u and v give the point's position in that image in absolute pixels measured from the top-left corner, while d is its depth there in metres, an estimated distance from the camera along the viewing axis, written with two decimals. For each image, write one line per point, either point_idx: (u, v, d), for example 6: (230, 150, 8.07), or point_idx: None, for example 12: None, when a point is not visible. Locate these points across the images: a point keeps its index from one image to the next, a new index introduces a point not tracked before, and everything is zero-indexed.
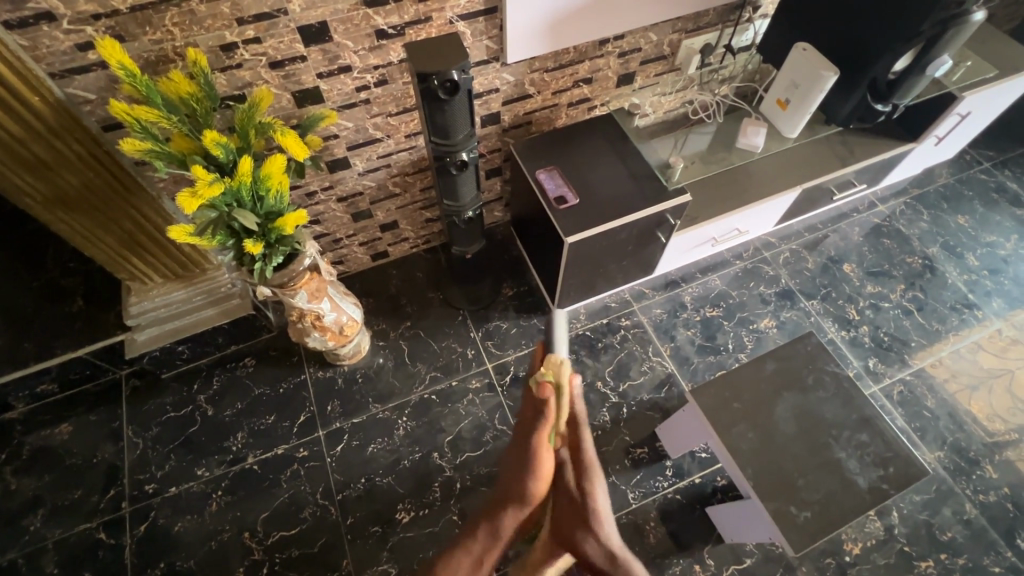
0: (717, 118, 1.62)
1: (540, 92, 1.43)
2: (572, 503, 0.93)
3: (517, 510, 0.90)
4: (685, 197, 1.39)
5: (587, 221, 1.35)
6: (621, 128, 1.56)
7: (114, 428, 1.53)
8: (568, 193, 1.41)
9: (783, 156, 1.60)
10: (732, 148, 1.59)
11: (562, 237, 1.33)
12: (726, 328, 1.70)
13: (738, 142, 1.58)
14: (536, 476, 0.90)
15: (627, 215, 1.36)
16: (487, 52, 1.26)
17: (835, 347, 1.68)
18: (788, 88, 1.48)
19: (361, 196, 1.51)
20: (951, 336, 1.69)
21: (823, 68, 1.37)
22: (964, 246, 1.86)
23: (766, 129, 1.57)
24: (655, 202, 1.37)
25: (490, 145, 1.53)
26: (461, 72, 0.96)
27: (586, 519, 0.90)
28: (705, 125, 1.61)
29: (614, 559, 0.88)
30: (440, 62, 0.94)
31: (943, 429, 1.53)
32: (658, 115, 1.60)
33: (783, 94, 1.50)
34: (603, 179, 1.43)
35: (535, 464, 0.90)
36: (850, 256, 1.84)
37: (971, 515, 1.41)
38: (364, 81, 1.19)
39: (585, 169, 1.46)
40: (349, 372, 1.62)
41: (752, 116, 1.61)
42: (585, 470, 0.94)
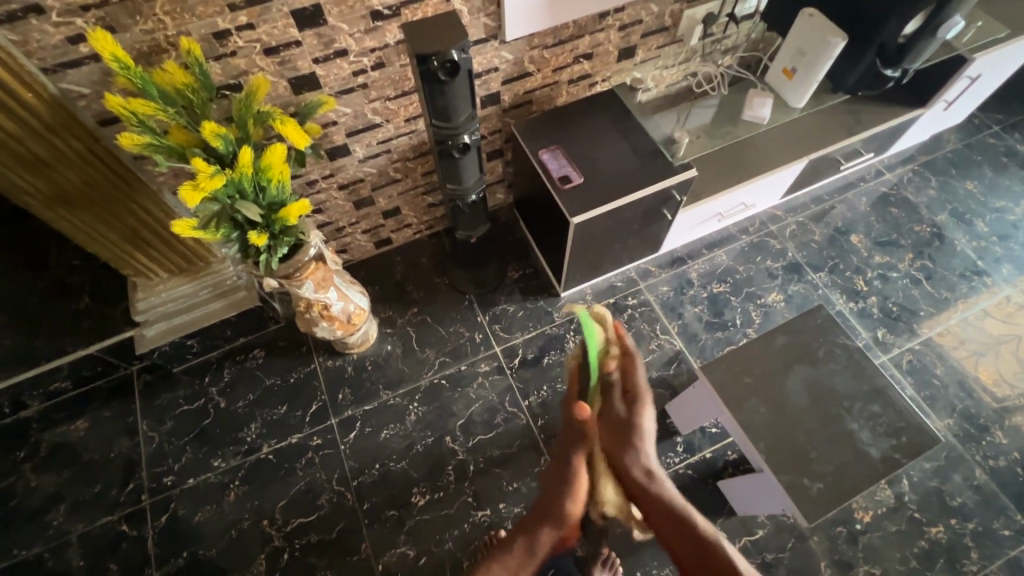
0: (722, 90, 1.59)
1: (540, 70, 1.41)
2: (619, 422, 1.19)
3: (553, 529, 1.16)
4: (689, 173, 1.37)
5: (592, 200, 1.34)
6: (623, 104, 1.53)
7: (129, 423, 1.54)
8: (571, 172, 1.38)
9: (790, 126, 1.57)
10: (736, 122, 1.56)
11: (570, 218, 1.31)
12: (734, 303, 1.70)
13: (742, 115, 1.56)
14: (572, 497, 1.17)
15: (631, 193, 1.34)
16: (485, 30, 1.23)
17: (844, 319, 1.67)
18: (794, 56, 1.45)
19: (361, 183, 1.49)
20: (961, 304, 1.68)
21: (830, 35, 1.34)
22: (973, 212, 1.84)
23: (772, 100, 1.54)
24: (659, 179, 1.35)
25: (490, 126, 1.51)
26: (462, 51, 0.93)
27: (630, 438, 1.17)
28: (710, 98, 1.58)
29: (654, 477, 1.14)
30: (437, 42, 0.92)
31: (953, 397, 1.53)
32: (659, 90, 1.57)
33: (790, 63, 1.47)
34: (609, 157, 1.41)
35: (574, 484, 1.17)
36: (857, 227, 1.82)
37: (981, 480, 1.42)
38: (361, 65, 1.17)
39: (589, 147, 1.43)
40: (358, 360, 1.63)
41: (758, 87, 1.58)
42: (632, 396, 1.21)
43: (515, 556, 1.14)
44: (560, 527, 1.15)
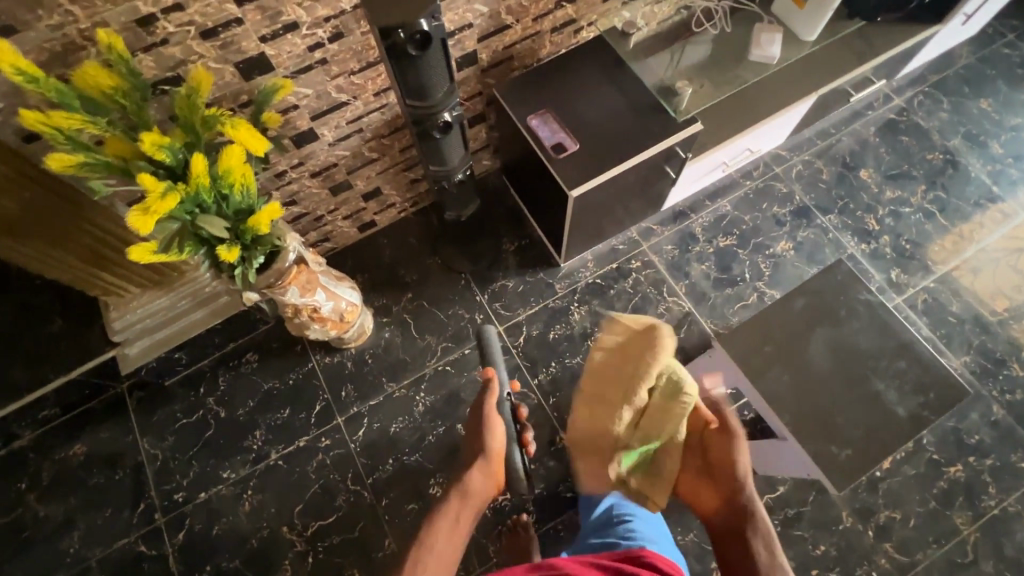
0: (722, 27, 1.43)
1: (518, 21, 1.26)
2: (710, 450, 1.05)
3: (482, 467, 1.06)
4: (693, 126, 1.26)
5: (590, 167, 1.22)
6: (613, 52, 1.38)
7: (128, 443, 1.49)
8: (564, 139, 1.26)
9: (798, 59, 1.42)
10: (743, 62, 1.39)
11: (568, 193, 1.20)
12: (742, 256, 1.62)
13: (749, 56, 1.39)
14: (481, 469, 1.06)
15: (632, 157, 1.23)
16: None
17: (856, 262, 1.60)
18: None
19: (335, 168, 1.36)
20: (976, 235, 1.61)
21: None
22: (986, 133, 1.74)
23: (780, 36, 1.38)
24: (661, 138, 1.23)
25: (469, 90, 1.38)
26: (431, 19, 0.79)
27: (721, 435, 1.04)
28: (711, 32, 1.43)
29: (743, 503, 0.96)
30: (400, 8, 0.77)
31: (969, 333, 1.50)
32: (651, 30, 1.41)
33: None
34: (604, 115, 1.28)
35: (487, 453, 1.10)
36: (866, 161, 1.72)
37: (998, 416, 1.41)
38: (316, 38, 1.02)
39: (580, 105, 1.30)
40: (358, 354, 1.56)
41: (763, 20, 1.42)
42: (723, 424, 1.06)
43: (454, 505, 0.98)
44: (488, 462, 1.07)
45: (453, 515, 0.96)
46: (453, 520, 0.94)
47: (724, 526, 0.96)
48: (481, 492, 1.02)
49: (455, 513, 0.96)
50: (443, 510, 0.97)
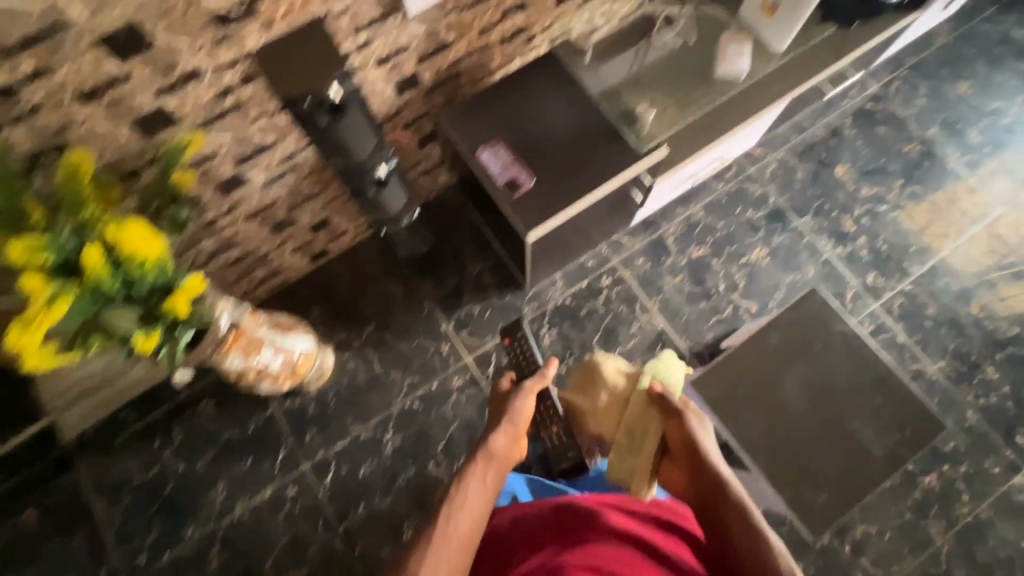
0: (689, 39, 1.33)
1: (462, 37, 1.14)
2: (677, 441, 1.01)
3: (507, 428, 1.03)
4: (657, 153, 1.17)
5: (548, 202, 1.12)
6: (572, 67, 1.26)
7: (82, 506, 1.41)
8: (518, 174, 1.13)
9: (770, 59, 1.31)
10: (708, 78, 1.30)
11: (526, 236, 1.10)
12: (716, 267, 1.56)
13: (713, 73, 1.30)
14: (506, 430, 1.03)
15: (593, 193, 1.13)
16: (378, 5, 0.94)
17: (832, 267, 1.55)
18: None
19: (273, 207, 1.24)
20: (953, 232, 1.56)
21: None
22: (964, 120, 1.67)
23: (748, 47, 1.27)
24: (625, 167, 1.14)
25: (414, 112, 1.25)
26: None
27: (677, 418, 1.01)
28: (677, 41, 1.33)
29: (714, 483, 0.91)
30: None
31: (944, 337, 1.47)
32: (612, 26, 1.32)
33: None
34: (562, 139, 1.17)
35: (514, 415, 1.07)
36: (842, 156, 1.65)
37: (972, 422, 1.40)
38: (225, 84, 0.89)
39: (535, 127, 1.18)
40: (320, 395, 1.49)
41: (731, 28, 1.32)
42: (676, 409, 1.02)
43: (480, 466, 0.96)
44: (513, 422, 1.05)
45: (480, 476, 0.94)
46: (478, 481, 0.93)
47: (698, 500, 0.92)
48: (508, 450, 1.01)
49: (482, 475, 0.94)
50: (470, 475, 0.94)
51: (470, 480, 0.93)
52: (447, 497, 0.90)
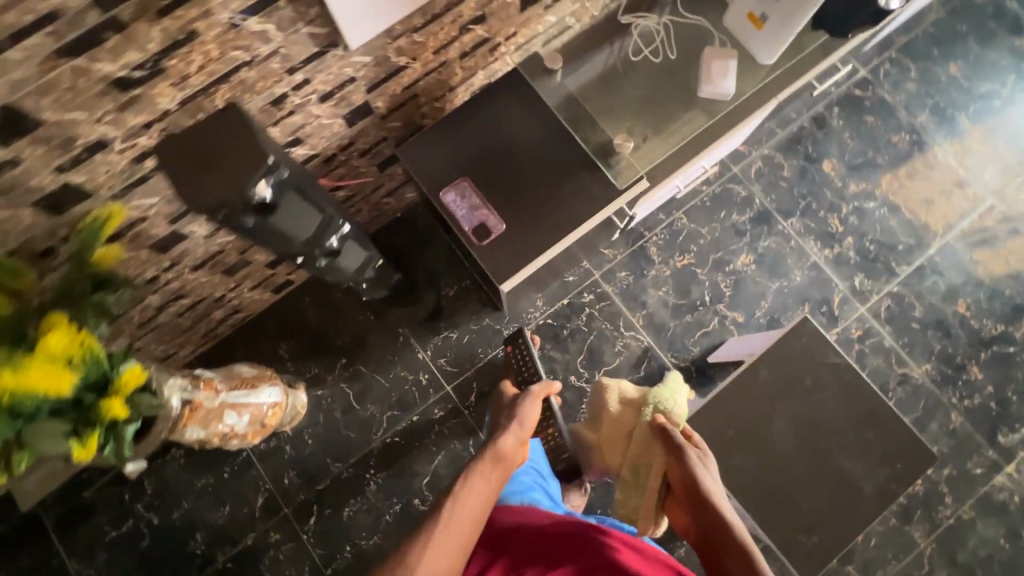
0: (670, 53, 1.23)
1: (416, 58, 1.01)
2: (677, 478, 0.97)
3: (516, 433, 0.99)
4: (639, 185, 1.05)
5: (520, 247, 0.99)
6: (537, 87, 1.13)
7: (54, 567, 1.35)
8: (488, 217, 1.00)
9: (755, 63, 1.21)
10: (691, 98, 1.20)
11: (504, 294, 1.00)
12: (701, 277, 1.50)
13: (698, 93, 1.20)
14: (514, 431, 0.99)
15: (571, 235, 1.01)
16: (314, 41, 0.81)
17: (819, 271, 1.50)
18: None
19: (222, 254, 1.13)
20: (941, 228, 1.52)
21: None
22: (954, 105, 1.59)
23: (732, 65, 1.17)
24: (601, 208, 1.00)
25: (370, 140, 1.13)
26: (275, 163, 0.69)
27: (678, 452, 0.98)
28: (654, 58, 1.22)
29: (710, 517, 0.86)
30: (239, 171, 0.67)
31: (931, 339, 1.45)
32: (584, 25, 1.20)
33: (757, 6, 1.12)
34: (534, 170, 1.02)
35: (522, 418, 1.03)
36: (830, 150, 1.56)
37: (957, 424, 1.40)
38: (140, 147, 0.77)
39: (503, 158, 1.02)
40: (296, 436, 1.42)
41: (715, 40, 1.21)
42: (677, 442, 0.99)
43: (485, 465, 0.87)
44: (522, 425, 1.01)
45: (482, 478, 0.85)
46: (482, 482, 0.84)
47: (702, 538, 0.84)
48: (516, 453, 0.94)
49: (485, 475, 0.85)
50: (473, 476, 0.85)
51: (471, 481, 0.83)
52: (449, 493, 0.81)
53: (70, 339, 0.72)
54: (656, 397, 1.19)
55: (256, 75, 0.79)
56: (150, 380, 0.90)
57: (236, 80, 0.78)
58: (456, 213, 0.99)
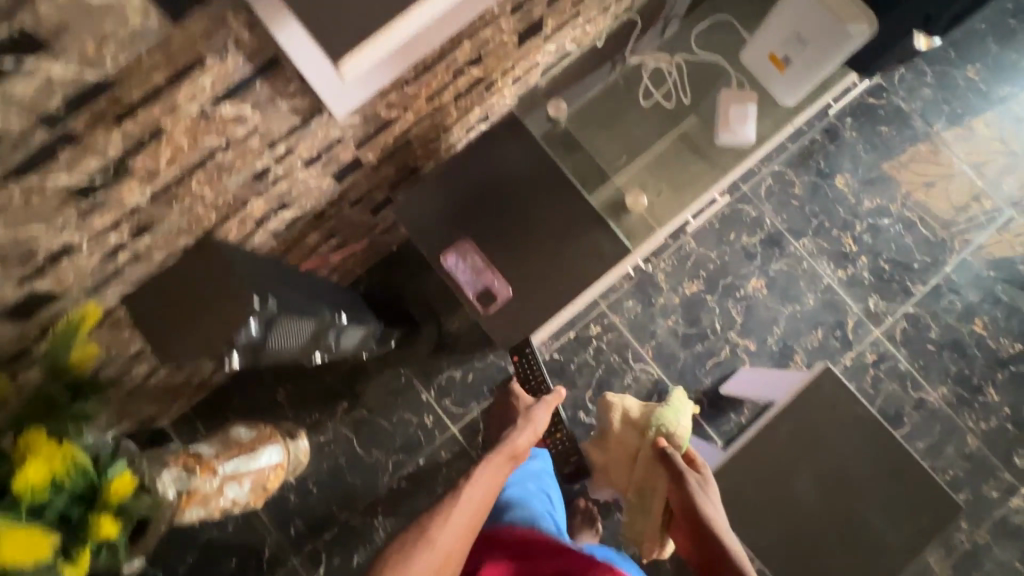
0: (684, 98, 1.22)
1: (408, 109, 0.92)
2: (677, 505, 1.01)
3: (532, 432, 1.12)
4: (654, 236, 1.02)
5: (537, 311, 0.96)
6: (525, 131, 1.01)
7: None
8: (493, 282, 0.95)
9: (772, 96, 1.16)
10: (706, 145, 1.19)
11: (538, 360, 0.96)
12: (711, 304, 1.45)
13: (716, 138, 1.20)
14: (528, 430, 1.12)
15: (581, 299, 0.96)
16: (295, 114, 0.72)
17: (832, 293, 1.45)
18: (787, 42, 1.09)
19: None
20: (958, 243, 1.46)
21: (848, 24, 0.98)
22: (972, 111, 1.52)
23: (752, 109, 1.16)
24: (616, 264, 0.94)
25: (361, 190, 1.05)
26: (262, 301, 0.68)
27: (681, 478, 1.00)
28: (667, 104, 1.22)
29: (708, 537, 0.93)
30: (223, 319, 0.66)
31: (946, 361, 1.42)
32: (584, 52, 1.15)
33: (780, 49, 1.10)
34: (540, 228, 0.96)
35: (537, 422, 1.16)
36: (843, 164, 1.50)
37: (972, 448, 1.38)
38: (110, 244, 0.70)
39: (509, 216, 0.97)
40: (300, 484, 1.38)
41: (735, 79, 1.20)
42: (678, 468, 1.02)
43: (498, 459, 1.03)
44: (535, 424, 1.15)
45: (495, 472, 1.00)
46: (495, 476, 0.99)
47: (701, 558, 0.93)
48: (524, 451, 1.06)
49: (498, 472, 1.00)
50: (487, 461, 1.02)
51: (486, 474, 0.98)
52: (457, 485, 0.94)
53: (48, 465, 0.67)
54: (660, 418, 1.16)
55: (233, 156, 0.72)
56: (143, 475, 0.86)
57: (212, 165, 0.70)
58: (459, 280, 0.95)
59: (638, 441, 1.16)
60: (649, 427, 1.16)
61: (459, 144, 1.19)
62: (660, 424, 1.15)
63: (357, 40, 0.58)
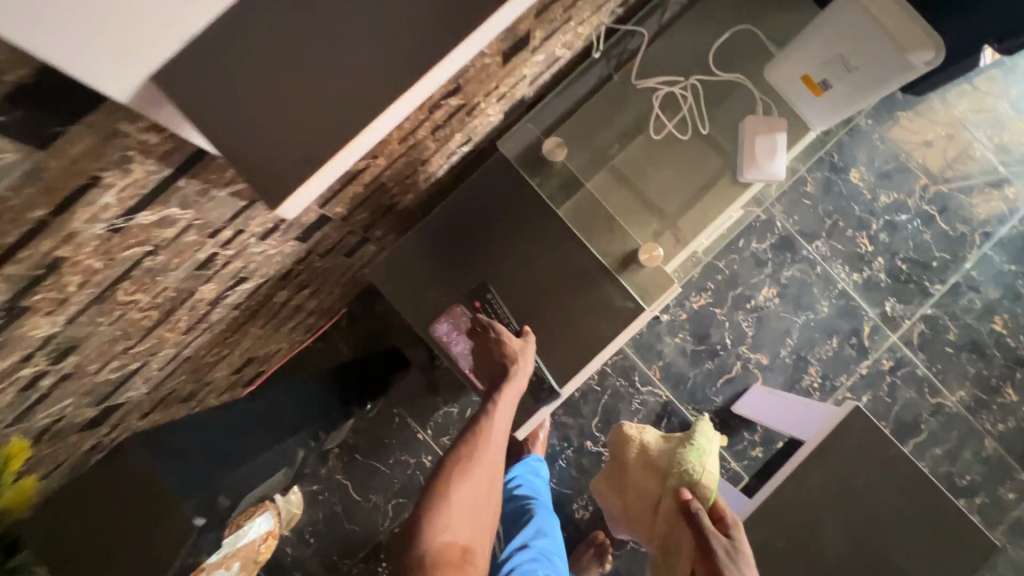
0: (704, 127, 1.01)
1: (380, 156, 0.78)
2: None
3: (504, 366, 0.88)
4: (671, 292, 0.94)
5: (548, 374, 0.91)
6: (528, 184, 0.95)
7: None
8: None
9: (823, 108, 0.95)
10: (726, 157, 1.01)
11: (547, 389, 0.91)
12: (720, 318, 1.35)
13: (739, 175, 1.00)
14: (512, 385, 0.86)
15: (596, 355, 0.91)
16: (238, 199, 0.58)
17: (847, 298, 1.36)
18: (826, 62, 0.89)
19: (174, 392, 0.93)
20: (979, 237, 1.37)
21: (907, 52, 0.80)
22: (996, 89, 1.39)
23: (780, 140, 0.97)
24: (628, 324, 0.90)
25: (331, 241, 0.92)
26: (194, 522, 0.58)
27: (708, 551, 0.81)
28: (680, 134, 1.02)
29: None
30: (145, 558, 0.56)
31: (964, 363, 1.35)
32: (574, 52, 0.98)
33: (815, 70, 0.91)
34: (544, 285, 0.92)
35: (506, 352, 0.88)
36: (858, 156, 1.38)
37: (989, 450, 1.34)
38: (26, 375, 0.57)
39: (510, 272, 0.92)
40: (295, 537, 1.30)
41: (759, 100, 1.00)
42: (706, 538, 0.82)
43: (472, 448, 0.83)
44: (491, 329, 0.90)
45: (484, 481, 0.81)
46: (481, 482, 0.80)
47: None
48: (520, 358, 0.88)
49: (482, 475, 0.81)
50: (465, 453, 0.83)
51: (463, 479, 0.80)
52: (435, 516, 0.76)
53: None
54: (683, 461, 0.95)
55: (167, 256, 0.58)
56: None
57: (140, 272, 0.57)
58: (453, 350, 0.93)
59: (658, 487, 0.97)
60: (670, 472, 0.96)
61: (439, 171, 1.04)
62: (683, 470, 0.94)
63: (301, 177, 0.40)
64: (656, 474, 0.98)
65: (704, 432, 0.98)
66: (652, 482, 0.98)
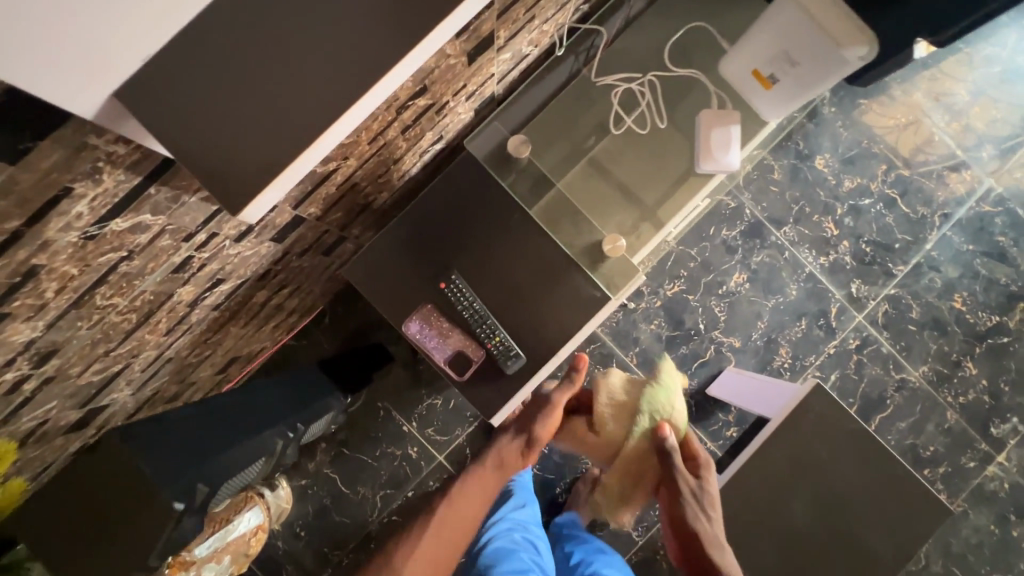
0: (659, 121, 1.06)
1: (349, 157, 0.80)
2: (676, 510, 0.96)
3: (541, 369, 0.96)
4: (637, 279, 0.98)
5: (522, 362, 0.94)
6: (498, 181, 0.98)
7: None
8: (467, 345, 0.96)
9: (776, 101, 0.98)
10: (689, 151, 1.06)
11: (513, 353, 0.93)
12: (694, 304, 1.40)
13: (697, 167, 1.05)
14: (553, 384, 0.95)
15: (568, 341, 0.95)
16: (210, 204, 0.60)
17: (814, 281, 1.41)
18: (774, 59, 0.93)
19: (158, 394, 0.95)
20: (938, 219, 1.43)
21: (843, 46, 0.83)
22: (952, 74, 1.43)
23: (734, 132, 1.01)
24: (596, 313, 0.94)
25: (308, 240, 0.94)
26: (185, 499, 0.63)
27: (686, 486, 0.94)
28: (640, 129, 1.06)
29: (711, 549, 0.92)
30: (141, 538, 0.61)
31: (926, 340, 1.41)
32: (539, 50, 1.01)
33: (764, 65, 0.95)
34: (517, 278, 0.96)
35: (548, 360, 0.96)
36: (823, 144, 1.42)
37: (952, 422, 1.41)
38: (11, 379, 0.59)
39: (483, 264, 0.96)
40: (287, 531, 1.33)
41: (714, 95, 1.04)
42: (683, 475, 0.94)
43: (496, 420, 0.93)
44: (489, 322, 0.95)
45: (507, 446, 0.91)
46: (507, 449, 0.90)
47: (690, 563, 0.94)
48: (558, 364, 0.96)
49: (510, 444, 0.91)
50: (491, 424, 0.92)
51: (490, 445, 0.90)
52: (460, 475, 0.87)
53: None
54: (652, 402, 0.98)
55: (142, 261, 0.60)
56: None
57: (117, 276, 0.59)
58: (429, 348, 0.97)
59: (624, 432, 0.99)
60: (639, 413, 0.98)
61: (413, 168, 1.07)
62: (654, 410, 0.98)
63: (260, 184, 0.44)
64: (621, 412, 1.00)
65: (667, 372, 1.01)
66: (617, 421, 1.00)
